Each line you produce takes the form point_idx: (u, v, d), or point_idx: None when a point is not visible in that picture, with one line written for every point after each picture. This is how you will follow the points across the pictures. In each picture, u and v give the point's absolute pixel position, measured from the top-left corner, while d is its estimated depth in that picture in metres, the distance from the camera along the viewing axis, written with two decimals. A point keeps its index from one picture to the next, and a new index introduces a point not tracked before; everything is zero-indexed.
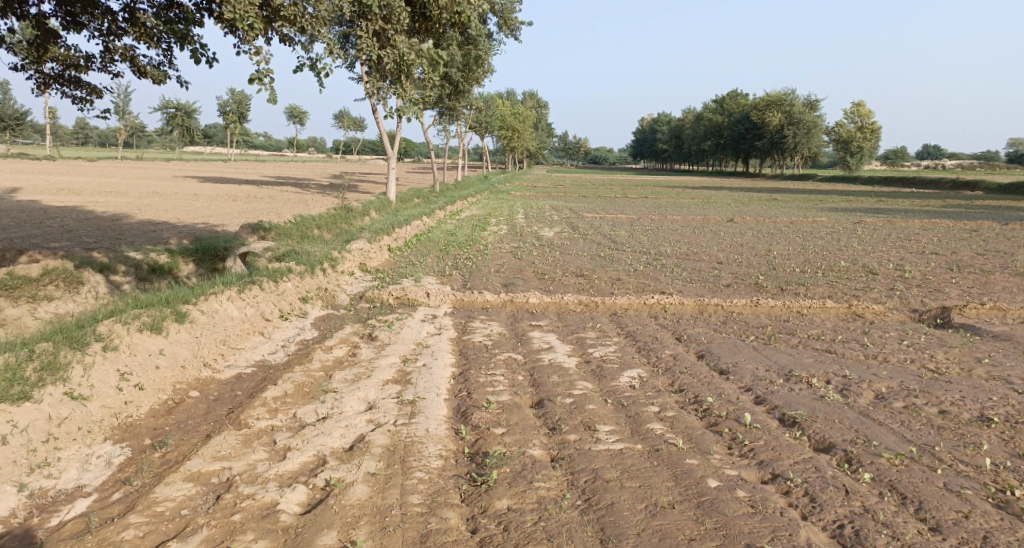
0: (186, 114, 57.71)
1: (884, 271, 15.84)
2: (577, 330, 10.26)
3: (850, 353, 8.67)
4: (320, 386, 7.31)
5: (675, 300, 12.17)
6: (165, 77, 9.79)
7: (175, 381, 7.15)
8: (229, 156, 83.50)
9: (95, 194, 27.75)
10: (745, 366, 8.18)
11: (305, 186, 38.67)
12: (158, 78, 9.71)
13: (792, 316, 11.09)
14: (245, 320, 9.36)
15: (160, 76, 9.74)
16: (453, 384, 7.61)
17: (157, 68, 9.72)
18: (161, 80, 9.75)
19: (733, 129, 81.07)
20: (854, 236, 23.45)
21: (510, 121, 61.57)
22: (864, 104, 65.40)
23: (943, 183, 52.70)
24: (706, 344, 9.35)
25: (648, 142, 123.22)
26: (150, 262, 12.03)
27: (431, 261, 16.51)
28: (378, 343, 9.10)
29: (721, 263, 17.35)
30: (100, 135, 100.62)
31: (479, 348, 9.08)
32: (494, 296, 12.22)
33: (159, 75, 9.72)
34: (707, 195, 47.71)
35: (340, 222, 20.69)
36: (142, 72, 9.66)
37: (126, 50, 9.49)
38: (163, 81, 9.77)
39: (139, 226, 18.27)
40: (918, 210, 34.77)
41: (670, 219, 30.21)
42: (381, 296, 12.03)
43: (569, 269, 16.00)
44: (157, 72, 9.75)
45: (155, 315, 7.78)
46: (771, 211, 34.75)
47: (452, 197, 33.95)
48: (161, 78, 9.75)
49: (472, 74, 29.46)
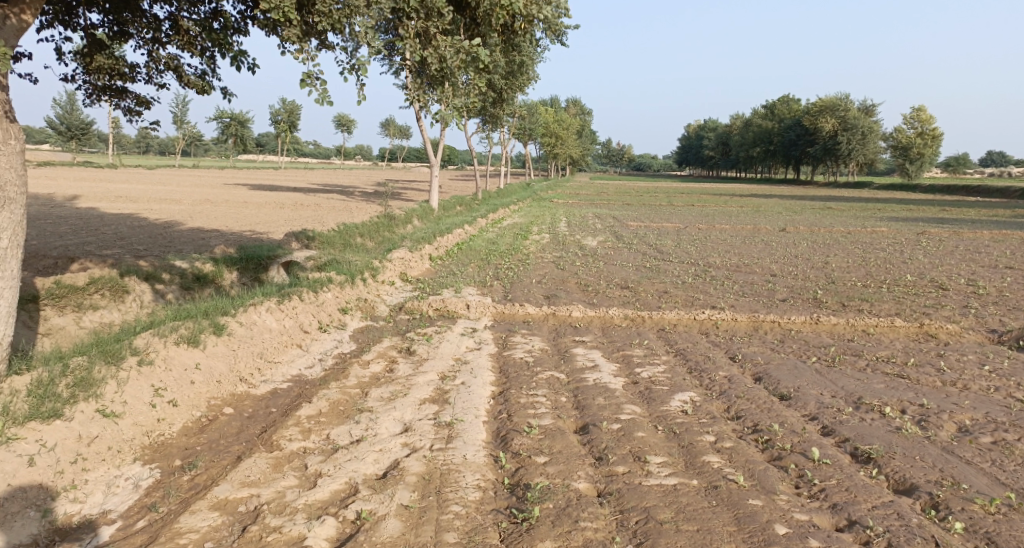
0: (239, 123, 59.01)
1: (955, 286, 15.06)
2: (623, 347, 9.80)
3: (925, 379, 8.31)
4: (357, 404, 7.02)
5: (728, 316, 11.62)
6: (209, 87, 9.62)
7: (209, 396, 6.89)
8: (279, 163, 85.14)
9: (148, 201, 28.28)
10: (809, 391, 7.80)
11: (351, 194, 38.92)
12: (201, 88, 9.54)
13: (857, 336, 10.52)
14: (283, 331, 9.13)
15: (203, 86, 9.57)
16: (493, 404, 7.25)
17: (200, 78, 9.55)
18: (204, 90, 9.58)
19: (783, 136, 79.39)
20: (918, 247, 22.48)
21: (554, 128, 61.30)
22: (925, 109, 63.40)
23: (1011, 190, 50.51)
24: (764, 365, 8.91)
25: (694, 149, 121.53)
26: (194, 271, 11.95)
27: (473, 271, 16.21)
28: (417, 358, 8.80)
29: (775, 276, 16.71)
30: (158, 143, 103.80)
31: (521, 365, 8.70)
32: (537, 308, 11.83)
33: (202, 85, 9.56)
34: (758, 203, 46.61)
35: (383, 230, 20.55)
36: (185, 82, 9.52)
37: (170, 59, 9.37)
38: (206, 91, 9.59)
39: (187, 234, 18.36)
40: (986, 220, 33.30)
41: (719, 228, 29.44)
42: (420, 307, 11.74)
43: (614, 280, 15.53)
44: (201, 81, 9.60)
45: (193, 327, 7.57)
46: (827, 220, 33.68)
47: (495, 205, 33.73)
48: (204, 87, 9.58)
49: (516, 80, 29.27)
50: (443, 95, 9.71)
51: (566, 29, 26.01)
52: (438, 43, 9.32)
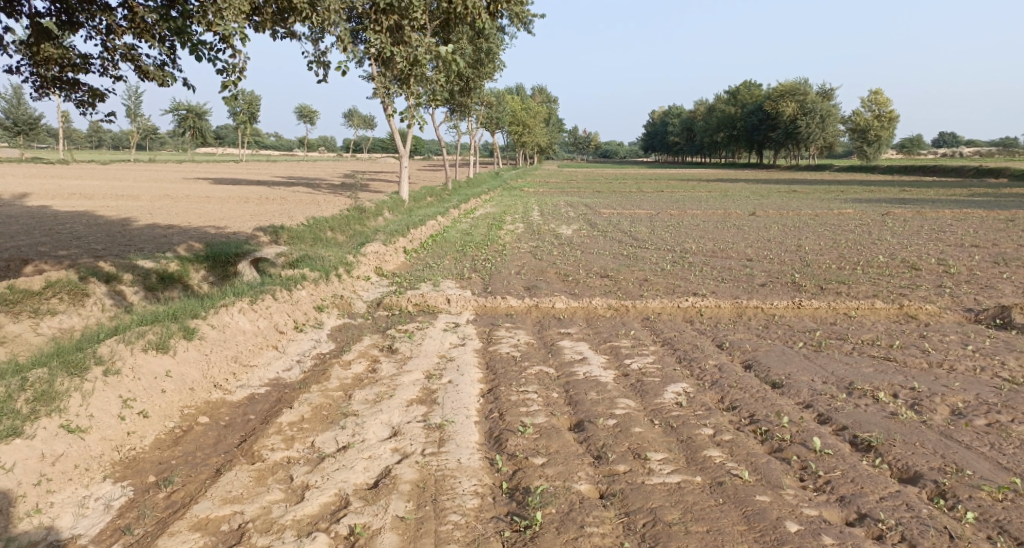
0: (196, 116, 57.63)
1: (926, 266, 15.19)
2: (609, 338, 9.62)
3: (912, 361, 8.24)
4: (340, 408, 6.71)
5: (711, 303, 11.51)
6: (170, 77, 9.21)
7: (182, 405, 6.55)
8: (242, 157, 83.55)
9: (105, 198, 27.37)
10: (800, 378, 7.68)
11: (317, 187, 38.25)
12: (162, 79, 9.14)
13: (840, 319, 10.50)
14: (258, 332, 8.77)
15: (164, 77, 9.17)
16: (483, 403, 7.00)
17: (160, 69, 9.15)
18: (165, 82, 9.18)
19: (745, 120, 80.03)
20: (885, 228, 22.70)
21: (519, 116, 61.01)
22: (882, 91, 64.51)
23: (966, 169, 51.60)
24: (753, 353, 8.77)
25: (659, 135, 122.12)
26: (160, 271, 11.47)
27: (449, 263, 15.92)
28: (399, 357, 8.50)
29: (751, 261, 16.71)
30: (113, 138, 101.19)
31: (508, 361, 8.46)
32: (518, 301, 11.59)
33: (162, 77, 9.14)
34: (725, 187, 46.91)
35: (354, 224, 20.12)
36: (144, 74, 9.09)
37: (127, 49, 8.94)
38: (167, 82, 9.19)
39: (150, 232, 17.76)
40: (946, 200, 33.90)
41: (690, 213, 29.49)
42: (399, 303, 11.44)
43: (592, 269, 15.37)
44: (161, 73, 9.18)
45: (161, 332, 7.20)
46: (794, 203, 33.97)
47: (466, 195, 33.40)
48: (166, 79, 9.18)
49: (484, 69, 28.90)
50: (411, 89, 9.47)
51: (531, 15, 25.72)
52: (410, 40, 9.05)
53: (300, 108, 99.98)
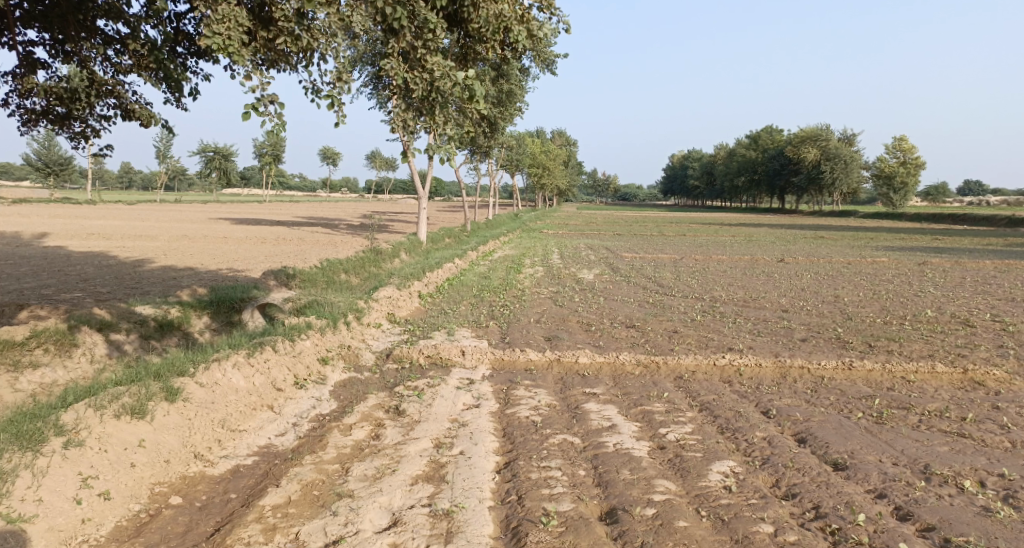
0: (221, 157, 58.06)
1: (980, 323, 14.14)
2: (640, 401, 8.66)
3: (991, 440, 7.27)
4: (334, 486, 5.84)
5: (751, 361, 10.52)
6: (154, 117, 9.05)
7: (153, 481, 5.73)
8: (264, 197, 84.33)
9: (123, 237, 27.01)
10: (866, 458, 6.74)
11: (336, 227, 37.85)
12: (147, 119, 8.96)
13: (897, 384, 9.51)
14: (252, 390, 7.90)
15: (150, 117, 8.97)
16: (499, 482, 6.07)
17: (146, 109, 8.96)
18: (148, 121, 8.99)
19: (767, 165, 79.22)
20: (926, 279, 21.60)
21: (540, 158, 60.97)
22: (907, 138, 63.64)
23: (998, 218, 50.18)
24: (805, 424, 7.76)
25: (680, 178, 121.83)
26: (157, 317, 10.73)
27: (466, 310, 15.08)
28: (406, 421, 7.58)
29: (787, 312, 15.72)
30: (142, 178, 102.78)
31: (527, 427, 7.51)
32: (539, 354, 10.66)
33: (147, 116, 8.96)
34: (748, 232, 45.93)
35: (369, 266, 19.41)
36: (130, 112, 8.87)
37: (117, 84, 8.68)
38: (151, 121, 8.99)
39: (158, 273, 17.12)
40: (983, 249, 32.71)
41: (716, 259, 28.54)
42: (410, 355, 10.57)
43: (618, 318, 14.44)
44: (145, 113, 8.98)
45: (139, 393, 6.40)
46: (823, 250, 32.90)
47: (485, 237, 32.79)
48: (151, 118, 8.98)
49: (506, 110, 28.38)
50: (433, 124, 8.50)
51: (554, 55, 25.64)
52: (427, 65, 8.27)
53: (324, 149, 101.03)
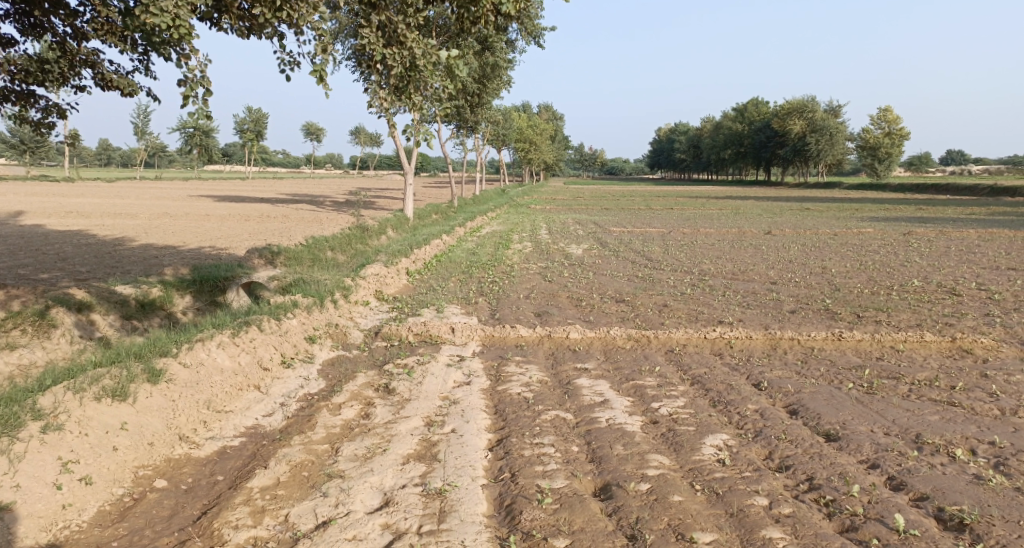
0: (202, 134, 57.30)
1: (967, 292, 14.20)
2: (631, 375, 8.62)
3: (982, 407, 7.29)
4: (323, 466, 5.77)
5: (741, 333, 10.50)
6: (133, 85, 8.79)
7: (137, 465, 5.64)
8: (247, 174, 83.53)
9: (104, 217, 26.62)
10: (858, 428, 6.74)
11: (321, 205, 37.51)
12: (126, 88, 8.70)
13: (887, 354, 9.53)
14: (238, 370, 7.78)
15: (128, 85, 8.71)
16: (491, 460, 6.02)
17: (124, 78, 8.71)
18: (128, 90, 8.74)
19: (753, 137, 79.11)
20: (912, 249, 21.68)
21: (526, 133, 60.56)
22: (892, 109, 63.64)
23: (981, 188, 50.43)
24: (797, 395, 7.75)
25: (666, 151, 121.58)
26: (140, 297, 10.56)
27: (455, 286, 14.96)
28: (396, 399, 7.49)
29: (776, 284, 15.73)
30: (123, 157, 101.40)
31: (518, 404, 7.45)
32: (529, 330, 10.59)
33: (127, 85, 8.71)
34: (735, 205, 45.95)
35: (355, 243, 19.22)
36: (108, 82, 8.62)
37: (91, 54, 8.43)
38: (131, 90, 8.74)
39: (140, 253, 16.87)
40: (967, 218, 32.91)
41: (703, 232, 28.53)
42: (399, 332, 10.47)
43: (607, 292, 14.40)
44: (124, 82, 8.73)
45: (120, 375, 6.28)
46: (810, 221, 32.97)
47: (472, 213, 32.61)
48: (130, 86, 8.72)
49: (490, 85, 28.05)
50: (412, 102, 8.40)
51: (540, 29, 25.48)
52: (408, 42, 8.14)
53: (307, 126, 99.90)
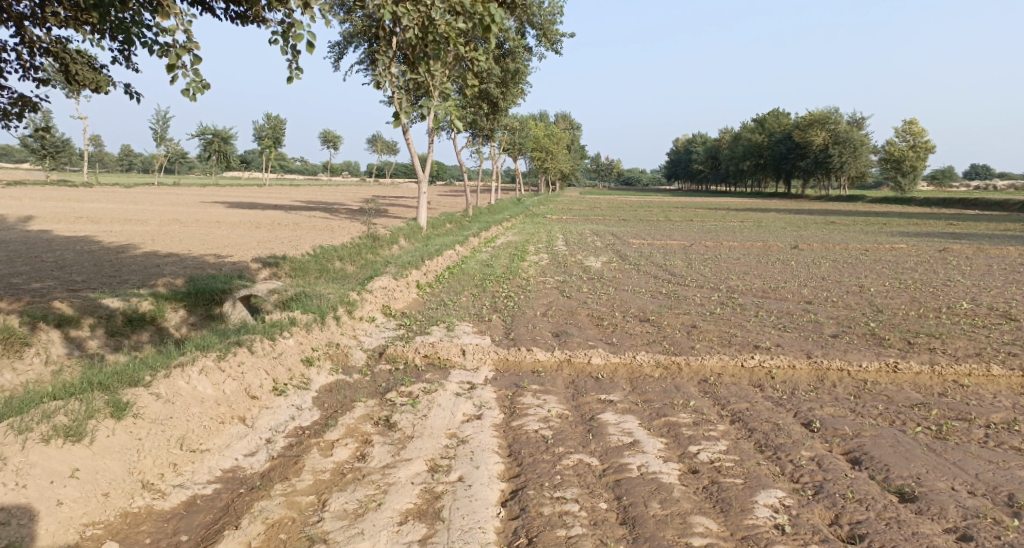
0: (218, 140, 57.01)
1: (1021, 317, 13.12)
2: (664, 409, 7.64)
3: None
4: (305, 526, 4.91)
5: (783, 362, 9.48)
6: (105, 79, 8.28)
7: (85, 522, 4.79)
8: (264, 180, 83.67)
9: (112, 222, 26.01)
10: (937, 485, 5.78)
11: (335, 212, 36.72)
12: (97, 83, 8.18)
13: (951, 391, 8.56)
14: (221, 399, 6.86)
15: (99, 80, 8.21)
16: (505, 521, 5.11)
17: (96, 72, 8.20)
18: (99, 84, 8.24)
19: (773, 149, 77.79)
20: (950, 267, 20.55)
21: (543, 143, 59.71)
22: (917, 122, 62.27)
23: (1010, 203, 49.03)
24: (857, 440, 6.78)
25: (684, 163, 120.40)
26: (127, 311, 9.74)
27: (467, 301, 14.05)
28: (398, 437, 6.56)
29: (811, 304, 14.70)
30: (142, 161, 101.78)
31: (536, 445, 6.50)
32: (548, 353, 9.64)
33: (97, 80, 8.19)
34: (757, 217, 44.80)
35: (365, 253, 18.39)
36: (77, 77, 8.11)
37: (60, 44, 7.90)
38: (102, 86, 8.24)
39: (141, 260, 16.10)
40: (1001, 235, 31.65)
41: (727, 245, 27.50)
42: (406, 354, 9.54)
43: (630, 310, 13.43)
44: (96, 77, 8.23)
45: (77, 410, 5.43)
46: (837, 235, 31.81)
47: (487, 222, 31.80)
48: (100, 81, 8.19)
49: (510, 91, 27.08)
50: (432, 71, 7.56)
51: (560, 35, 24.98)
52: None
53: (324, 133, 99.78)
